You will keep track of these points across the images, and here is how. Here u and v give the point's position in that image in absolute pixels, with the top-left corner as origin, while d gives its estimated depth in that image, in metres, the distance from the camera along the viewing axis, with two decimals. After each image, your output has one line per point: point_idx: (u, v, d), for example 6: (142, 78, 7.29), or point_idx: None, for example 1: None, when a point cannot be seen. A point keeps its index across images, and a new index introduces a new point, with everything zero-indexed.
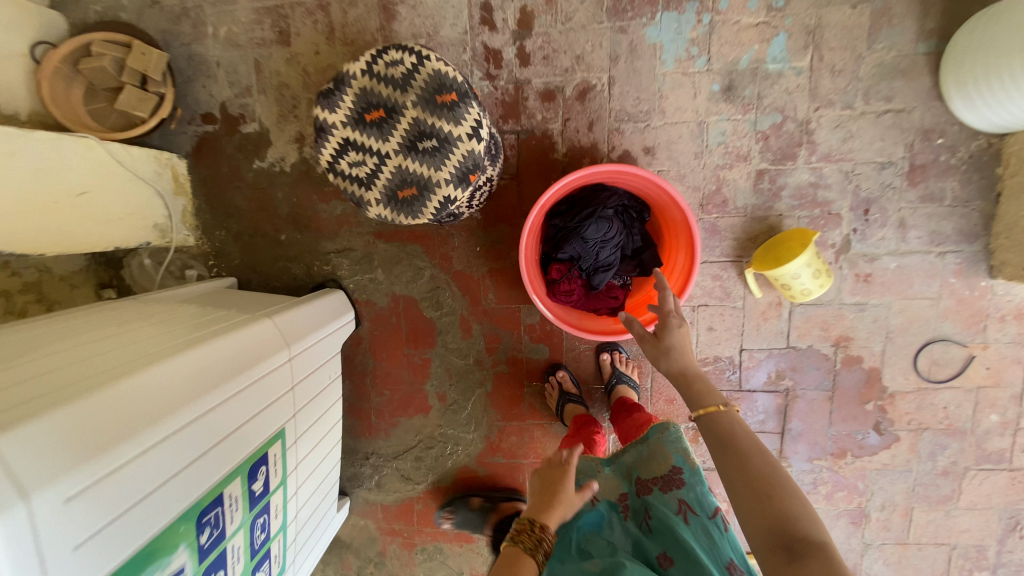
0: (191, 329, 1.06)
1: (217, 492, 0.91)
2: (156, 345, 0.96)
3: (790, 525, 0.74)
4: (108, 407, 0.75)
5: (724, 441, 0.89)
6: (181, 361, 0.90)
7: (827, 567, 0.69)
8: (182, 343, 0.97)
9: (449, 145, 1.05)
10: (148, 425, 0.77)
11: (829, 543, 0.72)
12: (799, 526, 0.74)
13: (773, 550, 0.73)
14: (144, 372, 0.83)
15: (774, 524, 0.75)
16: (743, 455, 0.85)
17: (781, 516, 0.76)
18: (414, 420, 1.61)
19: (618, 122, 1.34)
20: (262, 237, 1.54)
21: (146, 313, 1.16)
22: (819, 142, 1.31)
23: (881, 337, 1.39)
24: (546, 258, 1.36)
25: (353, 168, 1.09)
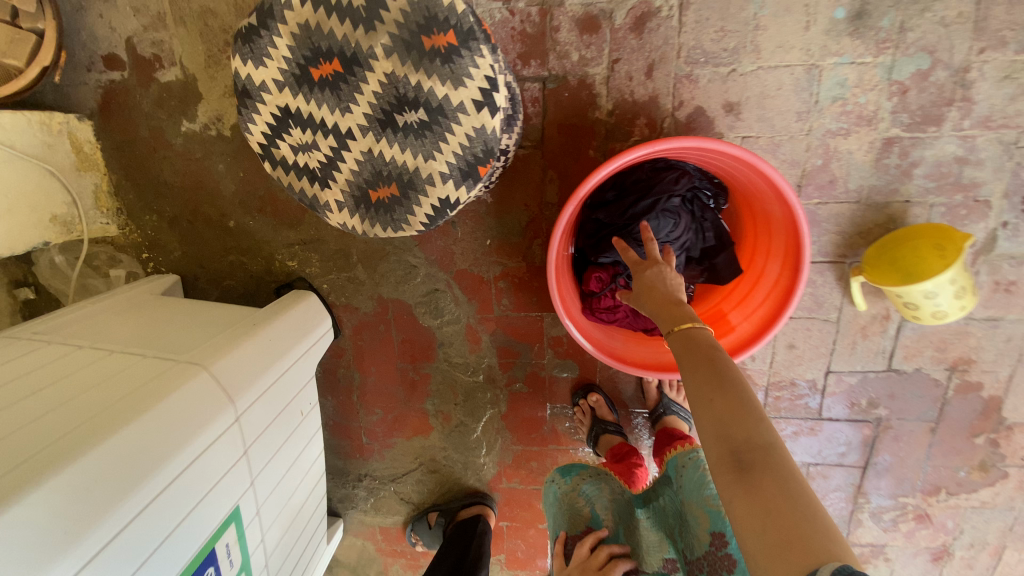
0: (100, 391, 0.77)
1: None
2: (34, 436, 0.68)
3: (743, 432, 0.58)
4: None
5: (691, 355, 0.70)
6: (47, 490, 0.61)
7: (780, 481, 0.53)
8: (69, 438, 0.68)
9: (444, 120, 0.66)
10: None
11: (783, 445, 0.57)
12: (759, 435, 0.57)
13: (719, 462, 0.58)
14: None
15: (722, 433, 0.59)
16: (708, 365, 0.67)
17: (734, 431, 0.59)
18: (413, 441, 1.34)
19: (688, 67, 0.93)
20: (207, 224, 1.18)
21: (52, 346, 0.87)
22: (981, 97, 0.90)
23: (1012, 360, 1.07)
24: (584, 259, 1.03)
25: (299, 155, 0.72)
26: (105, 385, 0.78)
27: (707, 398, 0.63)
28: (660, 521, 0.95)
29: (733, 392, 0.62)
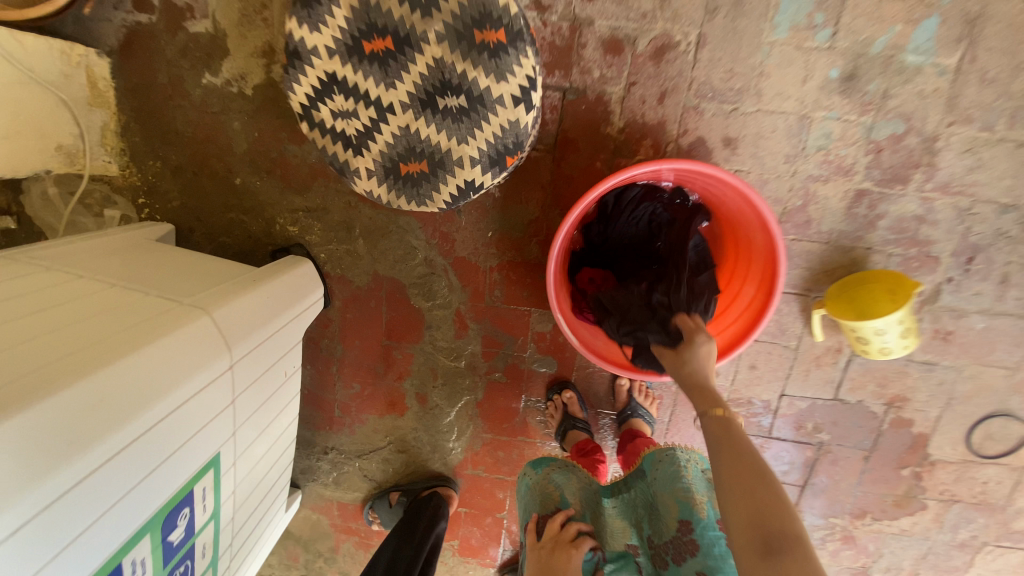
0: (93, 325, 0.76)
1: (115, 563, 0.70)
2: (29, 356, 0.66)
3: (769, 508, 0.67)
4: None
5: (724, 443, 0.79)
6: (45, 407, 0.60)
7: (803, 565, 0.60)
8: (67, 361, 0.67)
9: (483, 108, 0.72)
10: None
11: (809, 538, 0.64)
12: (781, 510, 0.67)
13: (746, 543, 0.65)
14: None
15: (749, 510, 0.68)
16: (732, 452, 0.77)
17: (764, 511, 0.67)
18: (386, 419, 1.37)
19: (697, 100, 1.02)
20: (211, 179, 1.19)
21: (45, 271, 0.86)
22: (942, 166, 1.03)
23: (941, 402, 1.20)
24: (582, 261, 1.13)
25: (337, 120, 0.76)
26: (101, 318, 0.78)
27: (737, 480, 0.72)
28: (627, 511, 1.04)
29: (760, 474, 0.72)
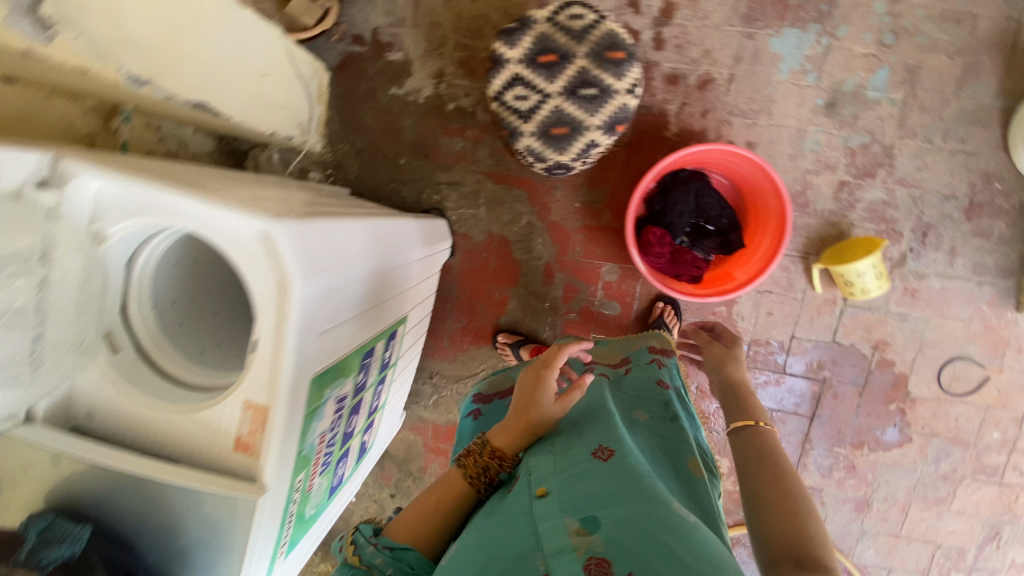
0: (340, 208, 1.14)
1: (372, 344, 1.06)
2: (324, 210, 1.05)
3: (805, 543, 0.75)
4: (341, 232, 0.85)
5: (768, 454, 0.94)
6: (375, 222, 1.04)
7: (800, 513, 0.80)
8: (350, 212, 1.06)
9: (607, 96, 1.22)
10: (366, 261, 0.92)
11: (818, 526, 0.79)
12: (813, 543, 0.76)
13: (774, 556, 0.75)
14: (349, 219, 0.93)
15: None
16: (770, 462, 0.91)
17: (797, 514, 0.80)
18: (484, 348, 1.77)
19: (729, 116, 1.52)
20: (381, 158, 1.67)
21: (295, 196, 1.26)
22: (898, 166, 1.50)
23: (915, 347, 1.58)
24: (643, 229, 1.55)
25: (515, 101, 1.25)
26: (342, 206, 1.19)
27: (780, 507, 0.82)
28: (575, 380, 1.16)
29: (783, 475, 0.88)
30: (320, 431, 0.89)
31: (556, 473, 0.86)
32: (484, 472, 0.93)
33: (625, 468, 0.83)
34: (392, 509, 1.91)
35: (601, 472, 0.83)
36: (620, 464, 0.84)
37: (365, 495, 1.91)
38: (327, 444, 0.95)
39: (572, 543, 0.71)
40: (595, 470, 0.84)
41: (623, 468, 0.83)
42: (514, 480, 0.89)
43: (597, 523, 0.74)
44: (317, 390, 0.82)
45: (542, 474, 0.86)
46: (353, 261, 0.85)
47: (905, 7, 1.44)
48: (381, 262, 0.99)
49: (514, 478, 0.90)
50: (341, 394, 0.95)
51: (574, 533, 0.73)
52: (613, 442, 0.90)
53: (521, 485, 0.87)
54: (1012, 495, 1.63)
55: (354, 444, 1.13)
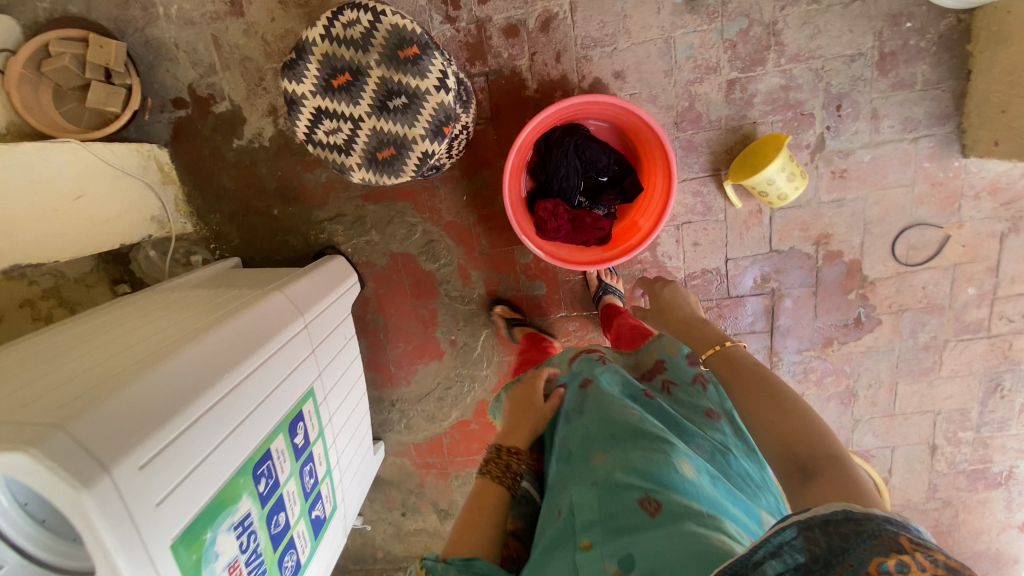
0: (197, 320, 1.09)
1: (264, 448, 1.03)
2: (168, 340, 0.99)
3: (803, 444, 0.71)
4: (141, 398, 0.81)
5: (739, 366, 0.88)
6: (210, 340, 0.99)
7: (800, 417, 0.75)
8: (190, 335, 1.01)
9: (418, 100, 1.07)
10: (202, 398, 0.89)
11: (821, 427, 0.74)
12: (819, 444, 0.70)
13: (785, 471, 0.71)
14: (163, 366, 0.88)
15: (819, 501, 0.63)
16: (737, 377, 0.85)
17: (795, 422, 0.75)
18: (432, 365, 1.73)
19: (585, 50, 1.35)
20: (256, 215, 1.59)
21: (164, 305, 1.20)
22: (787, 43, 1.30)
23: (860, 229, 1.44)
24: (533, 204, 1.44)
25: (328, 135, 1.12)
26: (202, 314, 1.13)
27: (770, 414, 0.77)
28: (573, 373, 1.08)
29: (766, 382, 0.82)
30: (225, 561, 0.92)
31: (601, 509, 0.74)
32: (507, 470, 0.92)
33: (671, 525, 0.67)
34: (408, 526, 2.00)
35: (648, 531, 0.68)
36: (669, 519, 0.69)
37: (379, 520, 2.00)
38: (245, 559, 0.97)
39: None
40: (637, 524, 0.69)
41: (669, 524, 0.67)
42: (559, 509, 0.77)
43: (632, 563, 0.65)
44: (188, 550, 0.83)
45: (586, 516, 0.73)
46: (168, 417, 0.82)
47: None
48: (225, 381, 0.95)
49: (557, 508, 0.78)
50: (240, 516, 0.95)
51: None
52: (662, 488, 0.73)
53: (564, 515, 0.76)
54: (1002, 344, 1.53)
55: (298, 528, 1.16)
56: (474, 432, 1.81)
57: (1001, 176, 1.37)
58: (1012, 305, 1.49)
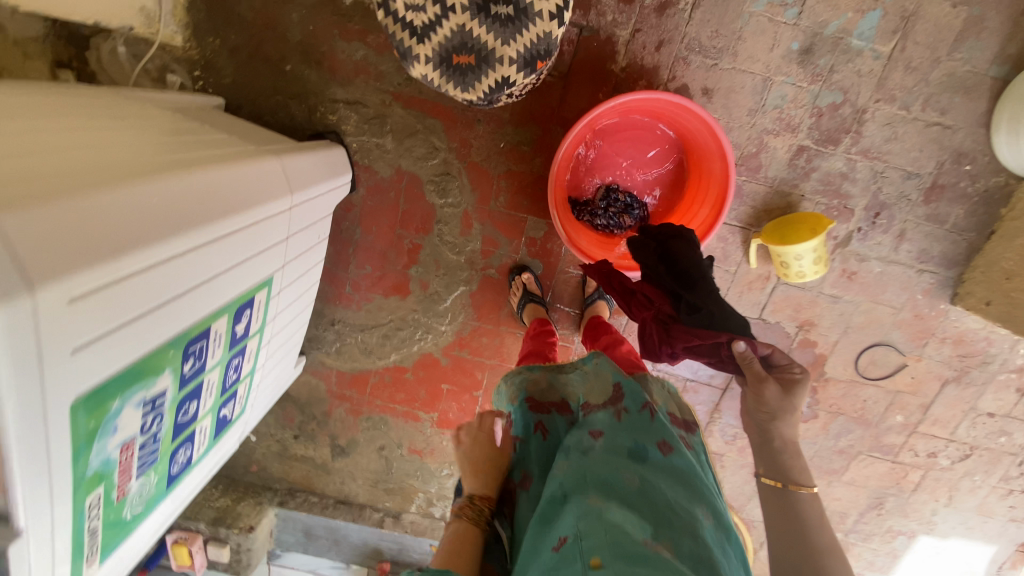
0: (165, 150, 0.84)
1: (205, 326, 0.87)
2: (142, 155, 0.78)
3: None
4: (107, 204, 0.63)
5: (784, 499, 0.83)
6: (195, 178, 0.79)
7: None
8: (170, 162, 0.80)
9: (526, 18, 0.94)
10: (176, 235, 0.71)
11: None
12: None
13: None
14: (118, 187, 0.65)
15: None
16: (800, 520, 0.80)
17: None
18: (391, 299, 1.59)
19: (687, 53, 1.27)
20: (263, 62, 1.35)
21: (114, 111, 0.94)
22: (865, 135, 1.30)
23: (840, 329, 1.51)
24: (653, 271, 1.09)
25: (407, 12, 0.95)
26: (181, 145, 0.89)
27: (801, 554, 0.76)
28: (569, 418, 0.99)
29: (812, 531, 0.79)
30: (121, 440, 0.75)
31: (611, 535, 0.68)
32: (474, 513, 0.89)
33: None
34: (295, 450, 1.85)
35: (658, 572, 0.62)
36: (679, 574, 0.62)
37: (266, 434, 1.83)
38: (141, 445, 0.80)
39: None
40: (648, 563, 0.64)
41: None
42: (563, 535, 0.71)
43: None
44: (91, 415, 0.66)
45: (595, 534, 0.68)
46: (116, 254, 0.61)
47: None
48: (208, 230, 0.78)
49: (559, 536, 0.72)
50: (153, 396, 0.79)
51: None
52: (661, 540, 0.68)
53: (567, 546, 0.69)
54: (900, 471, 1.70)
55: (202, 424, 1.00)
56: (406, 380, 1.70)
57: (971, 330, 1.49)
58: (923, 441, 1.64)
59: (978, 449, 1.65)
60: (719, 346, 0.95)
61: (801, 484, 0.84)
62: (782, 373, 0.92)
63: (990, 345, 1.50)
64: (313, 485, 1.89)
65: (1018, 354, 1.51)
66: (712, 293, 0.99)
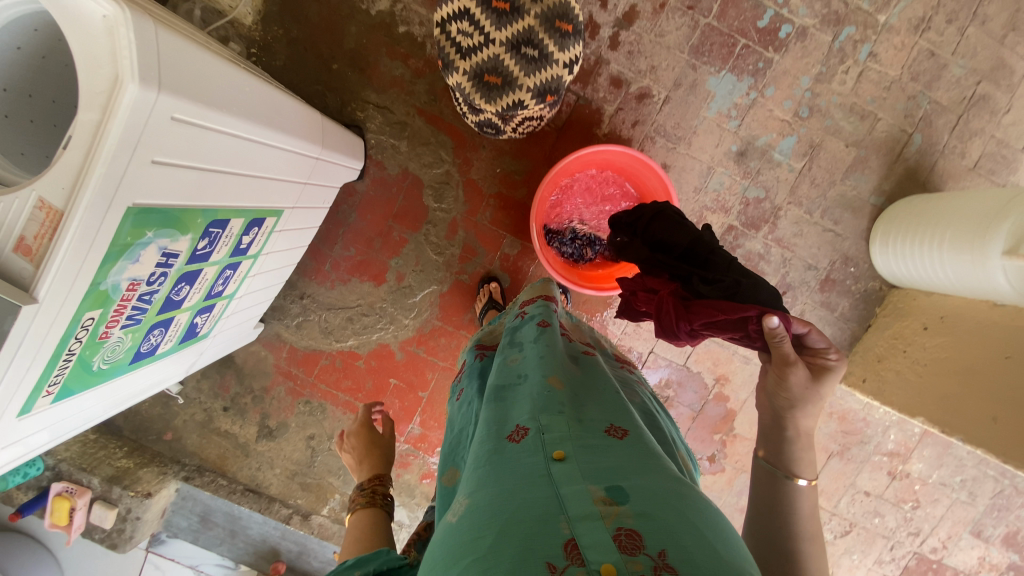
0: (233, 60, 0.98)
1: (229, 217, 0.98)
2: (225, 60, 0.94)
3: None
4: (210, 69, 0.78)
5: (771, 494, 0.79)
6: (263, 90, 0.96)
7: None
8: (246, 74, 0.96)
9: (546, 62, 1.23)
10: (245, 116, 0.85)
11: None
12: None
13: None
14: (215, 61, 0.80)
15: None
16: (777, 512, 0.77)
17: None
18: (364, 285, 1.71)
19: (655, 134, 1.62)
20: (314, 57, 1.59)
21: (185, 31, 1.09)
22: (779, 227, 1.65)
23: (749, 389, 1.74)
24: (649, 262, 1.07)
25: (458, 36, 1.23)
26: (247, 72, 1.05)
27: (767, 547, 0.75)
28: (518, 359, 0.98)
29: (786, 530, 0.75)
30: (132, 276, 0.82)
31: (572, 435, 0.66)
32: (376, 495, 0.91)
33: (647, 453, 0.64)
34: (220, 424, 1.79)
35: (621, 449, 0.63)
36: (641, 447, 0.65)
37: (195, 401, 1.78)
38: (139, 297, 0.86)
39: (595, 511, 0.53)
40: (612, 445, 0.64)
41: (644, 452, 0.64)
42: (522, 428, 0.68)
43: (624, 494, 0.55)
44: (132, 228, 0.75)
45: (557, 431, 0.66)
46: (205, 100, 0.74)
47: (824, 89, 1.59)
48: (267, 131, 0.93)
49: (514, 426, 0.68)
50: (171, 251, 0.86)
51: (599, 501, 0.54)
52: (625, 420, 0.70)
53: (527, 435, 0.66)
54: None
55: (180, 317, 1.05)
56: (356, 368, 1.76)
57: (851, 409, 1.76)
58: None
59: (856, 526, 1.84)
60: (747, 321, 0.84)
61: (801, 475, 0.78)
62: (816, 358, 0.83)
63: (867, 426, 1.77)
64: (225, 467, 1.80)
65: (888, 439, 1.78)
66: (720, 270, 0.97)
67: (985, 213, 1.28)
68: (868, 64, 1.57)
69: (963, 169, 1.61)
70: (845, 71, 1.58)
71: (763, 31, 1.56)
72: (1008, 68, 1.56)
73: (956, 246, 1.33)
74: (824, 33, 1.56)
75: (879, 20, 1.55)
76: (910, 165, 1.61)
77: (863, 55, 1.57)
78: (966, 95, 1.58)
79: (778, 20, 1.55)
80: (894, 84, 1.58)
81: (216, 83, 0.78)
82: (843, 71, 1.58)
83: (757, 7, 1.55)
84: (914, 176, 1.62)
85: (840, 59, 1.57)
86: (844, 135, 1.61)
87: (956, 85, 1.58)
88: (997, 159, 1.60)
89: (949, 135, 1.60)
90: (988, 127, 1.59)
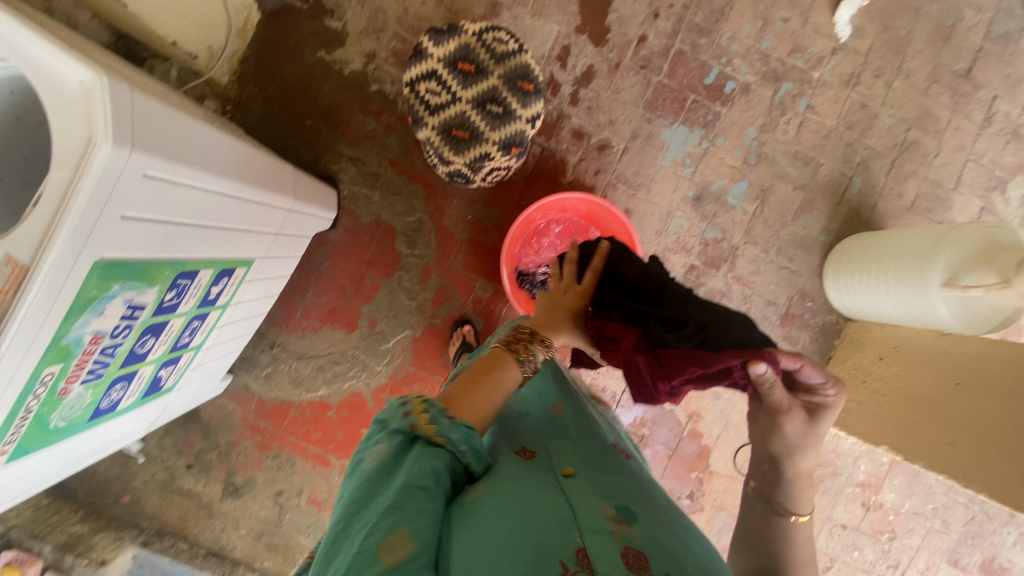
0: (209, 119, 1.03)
1: (198, 268, 0.98)
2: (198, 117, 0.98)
3: None
4: (184, 128, 0.82)
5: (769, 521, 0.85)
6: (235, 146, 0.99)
7: None
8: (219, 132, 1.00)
9: (510, 117, 1.31)
10: (217, 172, 0.88)
11: None
12: None
13: None
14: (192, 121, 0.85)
15: None
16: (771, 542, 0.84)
17: None
18: (336, 332, 1.70)
19: (616, 181, 1.71)
20: (288, 113, 1.65)
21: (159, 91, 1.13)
22: (738, 266, 1.73)
23: (721, 425, 1.76)
24: (608, 304, 1.07)
25: (426, 94, 1.30)
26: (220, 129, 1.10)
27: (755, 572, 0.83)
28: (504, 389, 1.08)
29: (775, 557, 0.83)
30: (95, 329, 0.81)
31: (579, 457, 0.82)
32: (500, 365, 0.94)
33: (640, 480, 0.79)
34: (182, 483, 1.71)
35: (618, 473, 0.78)
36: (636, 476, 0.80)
37: (156, 459, 1.70)
38: (101, 351, 0.85)
39: (606, 527, 0.63)
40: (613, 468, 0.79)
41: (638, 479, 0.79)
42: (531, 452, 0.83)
43: (632, 516, 0.67)
44: (99, 282, 0.75)
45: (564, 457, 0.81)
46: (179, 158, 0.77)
47: (769, 139, 1.72)
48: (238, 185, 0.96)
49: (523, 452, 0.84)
50: (138, 304, 0.86)
51: (609, 517, 0.66)
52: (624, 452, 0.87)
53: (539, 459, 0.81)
54: None
55: (143, 370, 1.03)
56: (327, 419, 1.72)
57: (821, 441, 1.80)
58: None
59: (837, 562, 1.84)
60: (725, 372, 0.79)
61: (797, 512, 0.84)
62: (811, 398, 0.82)
63: (837, 457, 1.81)
64: (187, 530, 1.71)
65: (858, 469, 1.81)
66: (680, 305, 0.97)
67: (923, 247, 1.38)
68: (807, 115, 1.72)
69: (902, 209, 1.74)
70: (787, 121, 1.72)
71: (710, 88, 1.69)
72: (932, 117, 1.73)
73: (901, 279, 1.42)
74: (765, 88, 1.70)
75: (813, 77, 1.71)
76: (853, 206, 1.73)
77: (801, 107, 1.71)
78: (897, 141, 1.73)
79: (723, 77, 1.69)
80: (831, 133, 1.72)
81: (191, 142, 0.82)
82: (785, 122, 1.72)
83: (704, 66, 1.69)
84: (858, 215, 1.73)
85: (782, 111, 1.71)
86: (790, 179, 1.73)
87: (888, 133, 1.73)
88: (931, 198, 1.74)
89: (885, 178, 1.73)
90: (919, 170, 1.73)
